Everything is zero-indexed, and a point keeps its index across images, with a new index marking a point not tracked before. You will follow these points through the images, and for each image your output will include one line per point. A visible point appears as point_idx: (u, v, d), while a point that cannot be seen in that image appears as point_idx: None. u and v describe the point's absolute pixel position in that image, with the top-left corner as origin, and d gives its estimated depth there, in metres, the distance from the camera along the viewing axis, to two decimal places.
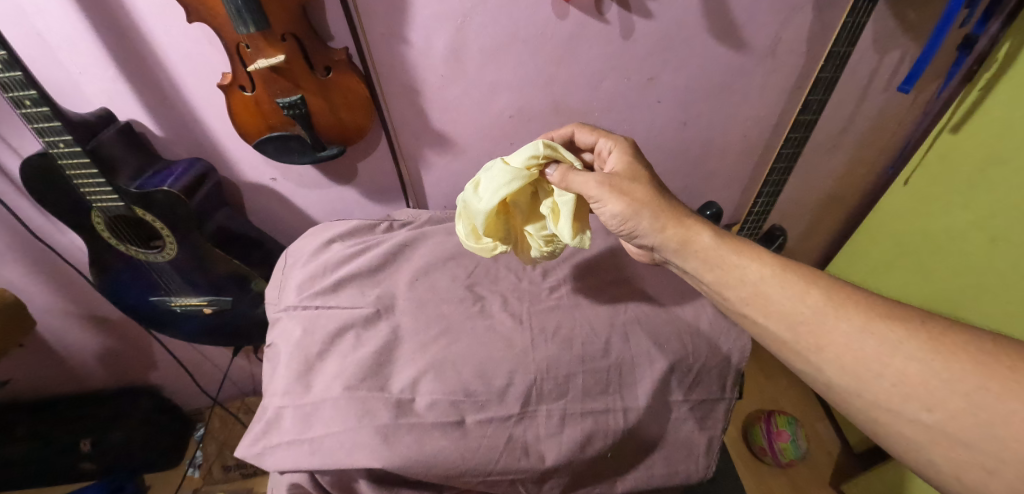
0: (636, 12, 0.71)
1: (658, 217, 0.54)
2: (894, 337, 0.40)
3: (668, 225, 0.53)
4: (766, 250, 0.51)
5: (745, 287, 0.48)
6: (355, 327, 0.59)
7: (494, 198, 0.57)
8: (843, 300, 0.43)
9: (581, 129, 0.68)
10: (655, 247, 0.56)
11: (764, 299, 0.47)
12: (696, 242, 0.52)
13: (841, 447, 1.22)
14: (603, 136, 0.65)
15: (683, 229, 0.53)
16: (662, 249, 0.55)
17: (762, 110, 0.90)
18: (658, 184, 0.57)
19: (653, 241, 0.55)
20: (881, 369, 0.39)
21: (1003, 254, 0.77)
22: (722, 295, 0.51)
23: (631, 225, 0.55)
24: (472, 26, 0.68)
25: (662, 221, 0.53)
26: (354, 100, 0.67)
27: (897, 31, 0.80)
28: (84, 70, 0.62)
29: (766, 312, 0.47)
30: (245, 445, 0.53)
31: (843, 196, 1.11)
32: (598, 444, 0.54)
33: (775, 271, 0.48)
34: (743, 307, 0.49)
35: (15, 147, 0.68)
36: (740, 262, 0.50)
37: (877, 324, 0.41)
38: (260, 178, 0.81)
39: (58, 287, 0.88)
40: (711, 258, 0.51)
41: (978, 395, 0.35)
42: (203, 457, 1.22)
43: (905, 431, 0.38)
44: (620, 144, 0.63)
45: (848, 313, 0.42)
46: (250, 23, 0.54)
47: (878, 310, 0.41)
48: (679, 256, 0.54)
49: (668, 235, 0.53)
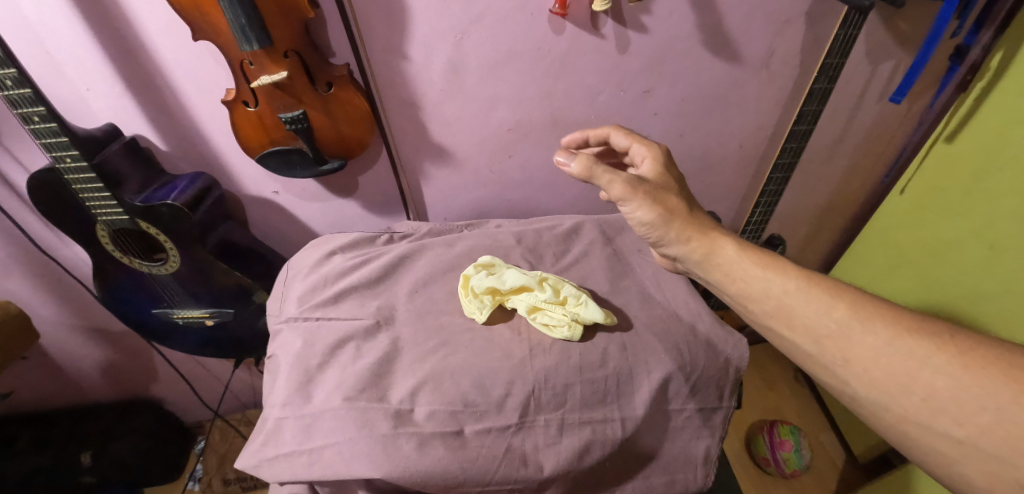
0: (630, 26, 0.73)
1: (685, 228, 0.53)
2: (923, 352, 0.39)
3: (692, 237, 0.53)
4: (792, 263, 0.50)
5: (770, 301, 0.47)
6: (355, 338, 0.60)
7: (488, 262, 0.67)
8: (870, 312, 0.42)
9: (617, 130, 0.66)
10: (678, 257, 0.55)
11: (789, 312, 0.46)
12: (720, 255, 0.52)
13: (846, 458, 1.21)
14: (638, 142, 0.64)
15: (707, 241, 0.52)
16: (685, 261, 0.55)
17: (757, 121, 0.91)
18: (688, 197, 0.57)
19: (677, 251, 0.55)
20: (910, 383, 0.38)
21: (1004, 259, 0.77)
22: (747, 308, 0.50)
23: (658, 234, 0.54)
24: (470, 42, 0.70)
25: (688, 232, 0.53)
26: (356, 114, 0.68)
27: (889, 42, 0.81)
28: (91, 87, 0.64)
29: (790, 325, 0.46)
30: (244, 456, 0.53)
31: (842, 205, 1.12)
32: (597, 454, 0.54)
33: (799, 283, 0.47)
34: (767, 321, 0.48)
35: (22, 162, 0.70)
36: (764, 275, 0.49)
37: (903, 339, 0.40)
38: (262, 192, 0.82)
39: (61, 299, 0.89)
40: (734, 270, 0.50)
41: (1011, 410, 0.34)
42: (203, 470, 1.21)
43: (937, 446, 0.37)
44: (654, 152, 0.62)
45: (876, 327, 0.41)
46: (253, 42, 0.55)
47: (905, 324, 0.41)
48: (702, 269, 0.53)
49: (692, 247, 0.53)
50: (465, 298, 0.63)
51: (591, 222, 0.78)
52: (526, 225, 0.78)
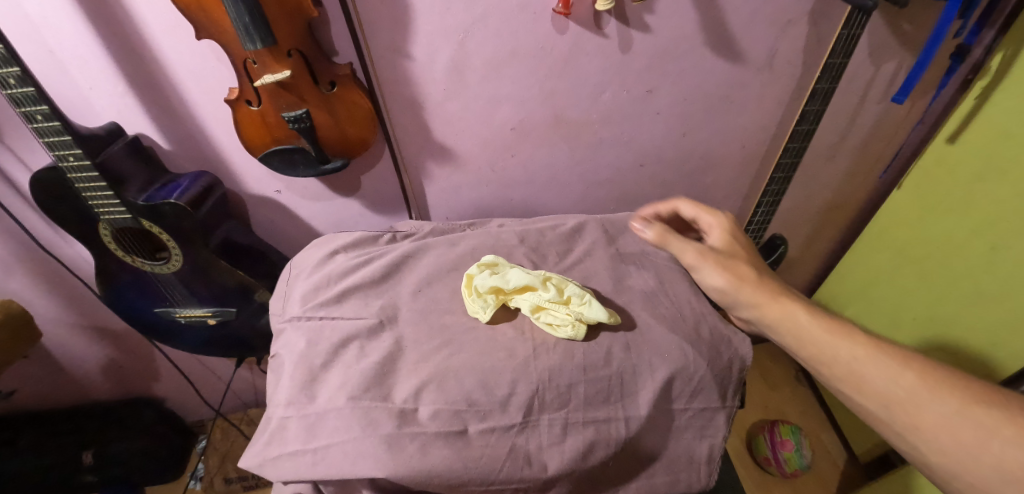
0: (633, 26, 0.73)
1: (756, 293, 0.55)
2: (992, 423, 0.39)
3: (762, 301, 0.54)
4: (863, 330, 0.49)
5: (839, 365, 0.47)
6: (358, 338, 0.60)
7: (490, 261, 0.66)
8: (937, 381, 0.43)
9: (685, 203, 0.71)
10: (749, 319, 0.57)
11: (857, 376, 0.46)
12: (790, 318, 0.52)
13: (847, 457, 1.21)
14: (706, 213, 0.69)
15: (777, 305, 0.53)
16: (756, 323, 0.56)
17: (760, 120, 0.91)
18: (758, 264, 0.60)
19: (748, 314, 0.56)
20: (981, 453, 0.38)
21: (1007, 260, 0.77)
22: (817, 371, 0.50)
23: (730, 299, 0.58)
24: (472, 41, 0.70)
25: (760, 297, 0.55)
26: (359, 113, 0.68)
27: (892, 42, 0.81)
28: (94, 86, 0.64)
29: (859, 390, 0.45)
30: (248, 455, 0.53)
31: (844, 205, 1.12)
32: (600, 453, 0.54)
33: (867, 348, 0.47)
34: (835, 384, 0.48)
35: (25, 161, 0.70)
36: (834, 339, 0.48)
37: (972, 409, 0.40)
38: (265, 191, 0.82)
39: (64, 298, 0.89)
40: (804, 333, 0.50)
41: None
42: (205, 469, 1.21)
43: None
44: (722, 222, 0.67)
45: (946, 397, 0.42)
46: (257, 40, 0.55)
47: (975, 396, 0.41)
48: (773, 331, 0.54)
49: (763, 310, 0.54)
50: (469, 298, 0.63)
51: (594, 222, 0.79)
52: (529, 224, 0.78)
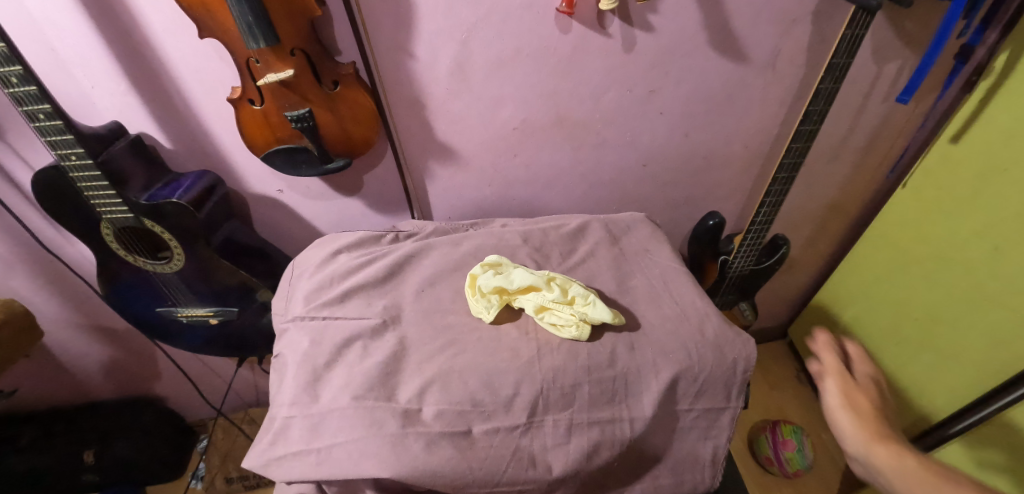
0: (637, 25, 0.72)
1: (877, 435, 0.52)
2: None
3: (877, 442, 0.51)
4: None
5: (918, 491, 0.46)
6: (362, 338, 0.60)
7: (493, 261, 0.66)
8: None
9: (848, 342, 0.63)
10: (856, 457, 0.53)
11: None
12: (899, 464, 0.49)
13: (848, 457, 1.22)
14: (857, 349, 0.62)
15: (893, 452, 0.50)
16: (862, 465, 0.52)
17: (763, 121, 0.91)
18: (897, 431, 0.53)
19: (857, 453, 0.53)
20: None
21: (1011, 261, 0.77)
22: None
23: (840, 428, 0.55)
24: (475, 40, 0.70)
25: (875, 438, 0.51)
26: (362, 113, 0.68)
27: (896, 42, 0.81)
28: (96, 84, 0.64)
29: None
30: (252, 455, 0.53)
31: (846, 205, 1.12)
32: (605, 454, 0.54)
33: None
34: None
35: (27, 159, 0.69)
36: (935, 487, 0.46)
37: None
38: (267, 190, 0.82)
39: (65, 297, 0.89)
40: (904, 478, 0.48)
41: None
42: (206, 469, 1.21)
43: None
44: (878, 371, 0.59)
45: None
46: (260, 39, 0.55)
47: None
48: (876, 477, 0.50)
49: (873, 453, 0.51)
50: (472, 297, 0.63)
51: (597, 222, 0.78)
52: (533, 224, 0.78)
